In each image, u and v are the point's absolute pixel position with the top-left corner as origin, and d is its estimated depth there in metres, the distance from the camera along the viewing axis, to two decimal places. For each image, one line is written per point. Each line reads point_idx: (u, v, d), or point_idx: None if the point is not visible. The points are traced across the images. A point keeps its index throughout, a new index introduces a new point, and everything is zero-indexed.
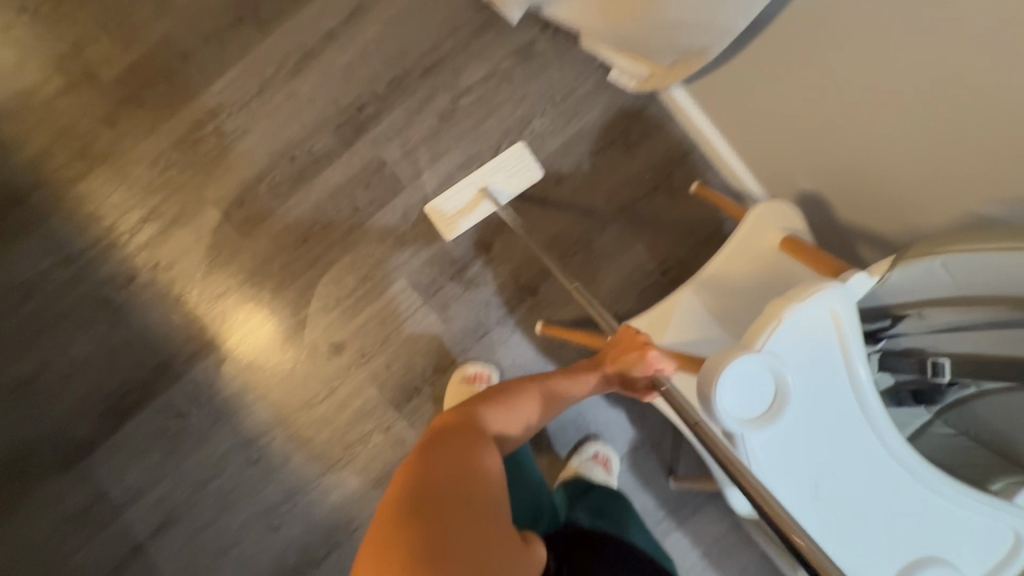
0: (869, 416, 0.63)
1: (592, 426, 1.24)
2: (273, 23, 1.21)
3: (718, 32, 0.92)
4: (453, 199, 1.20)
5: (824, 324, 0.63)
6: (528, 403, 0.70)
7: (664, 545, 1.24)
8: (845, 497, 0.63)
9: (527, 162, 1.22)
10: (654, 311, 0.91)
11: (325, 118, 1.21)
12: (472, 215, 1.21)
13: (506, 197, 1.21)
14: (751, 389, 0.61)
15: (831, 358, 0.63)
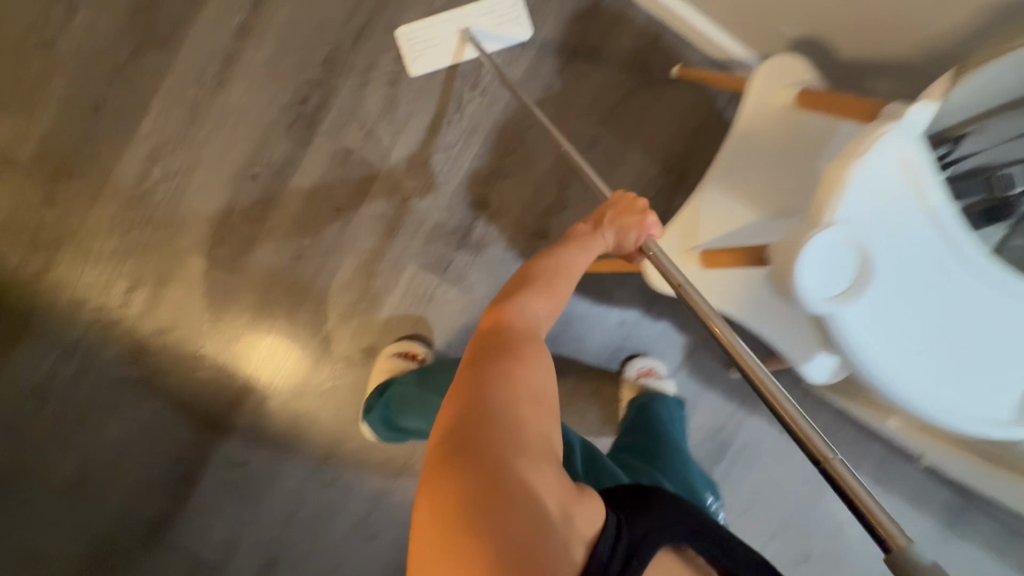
0: (956, 249, 0.63)
1: (641, 344, 1.26)
2: (175, 37, 1.07)
3: None
4: (429, 43, 1.11)
5: (895, 171, 0.61)
6: (557, 279, 0.70)
7: (742, 431, 1.30)
8: (949, 338, 0.64)
9: (513, 11, 1.11)
10: (681, 215, 0.85)
11: (273, 123, 1.11)
12: (448, 56, 1.12)
13: (489, 47, 1.12)
14: (834, 260, 0.60)
15: (907, 202, 0.62)
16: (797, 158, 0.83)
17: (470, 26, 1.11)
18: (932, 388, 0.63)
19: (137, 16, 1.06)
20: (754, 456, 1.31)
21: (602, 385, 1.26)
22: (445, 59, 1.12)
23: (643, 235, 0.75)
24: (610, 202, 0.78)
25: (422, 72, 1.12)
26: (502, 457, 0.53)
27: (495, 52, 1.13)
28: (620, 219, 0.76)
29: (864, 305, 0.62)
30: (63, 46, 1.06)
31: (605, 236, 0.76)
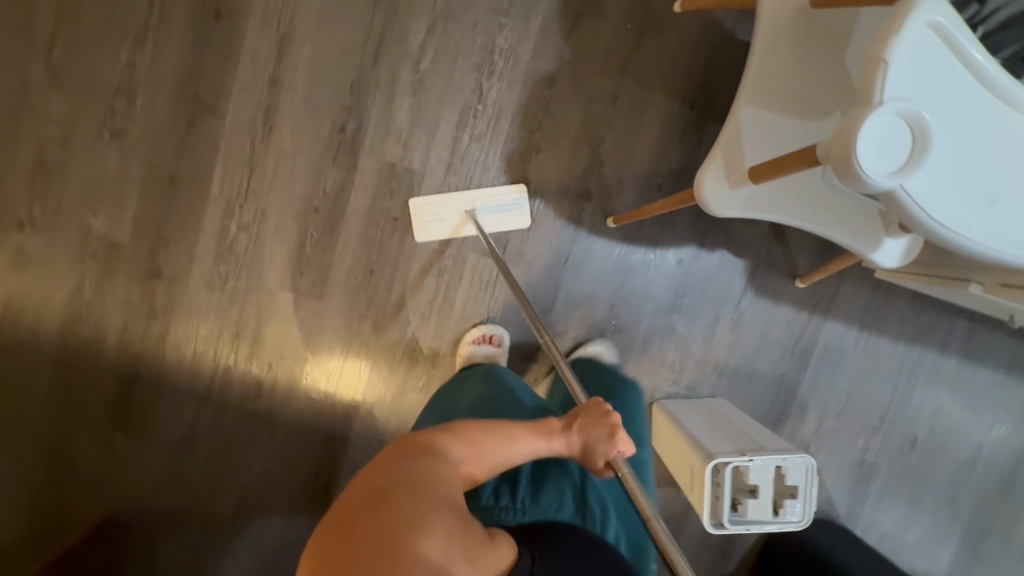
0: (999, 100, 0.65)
1: (704, 277, 1.30)
2: (220, 102, 1.18)
3: None
4: (435, 216, 1.22)
5: (928, 40, 0.63)
6: (490, 437, 0.72)
7: (822, 337, 1.34)
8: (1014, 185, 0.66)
9: (522, 218, 1.23)
10: (724, 138, 0.87)
11: (321, 157, 1.21)
12: (448, 231, 1.23)
13: (489, 229, 1.22)
14: (896, 140, 0.59)
15: (945, 66, 0.64)
16: (824, 55, 0.86)
17: (472, 207, 1.22)
18: (995, 233, 0.65)
19: (184, 93, 1.18)
20: (839, 358, 1.35)
21: (673, 324, 1.32)
22: (447, 233, 1.22)
23: (614, 450, 0.74)
24: (576, 411, 0.79)
25: (426, 241, 1.24)
26: (401, 487, 0.56)
27: (496, 233, 1.23)
28: (587, 427, 0.76)
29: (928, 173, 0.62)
30: (130, 137, 1.19)
31: (569, 439, 0.76)
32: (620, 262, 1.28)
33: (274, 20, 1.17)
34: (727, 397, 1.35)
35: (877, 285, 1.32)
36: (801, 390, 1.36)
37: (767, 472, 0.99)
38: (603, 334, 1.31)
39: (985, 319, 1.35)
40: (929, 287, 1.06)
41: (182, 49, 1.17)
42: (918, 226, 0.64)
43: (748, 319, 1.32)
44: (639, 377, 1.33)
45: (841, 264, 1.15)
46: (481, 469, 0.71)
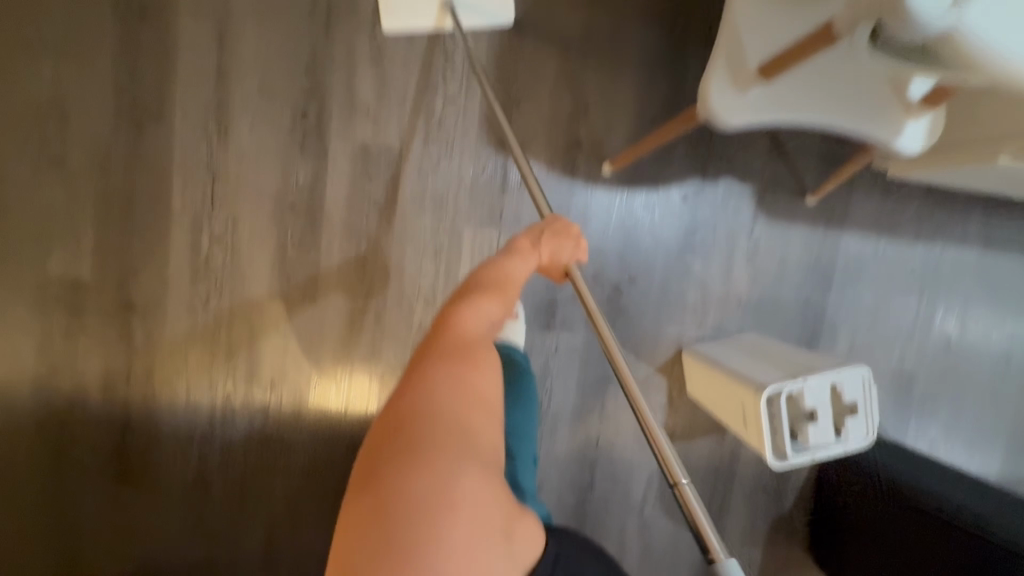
0: None
1: (711, 210, 1.24)
2: (166, 107, 1.08)
3: None
4: (408, 4, 1.05)
5: None
6: (495, 298, 0.68)
7: (840, 252, 1.29)
8: None
9: (503, 10, 1.08)
10: (722, 43, 0.80)
11: (289, 148, 1.11)
12: (426, 25, 1.08)
13: (465, 22, 1.08)
14: None
15: None
16: None
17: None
18: None
19: (124, 102, 1.07)
20: (860, 270, 1.31)
21: (689, 265, 1.25)
22: (426, 28, 1.08)
23: (570, 259, 0.79)
24: (542, 225, 0.81)
25: (395, 33, 1.09)
26: (432, 437, 0.52)
27: (472, 27, 1.10)
28: (554, 245, 0.78)
29: None
30: (72, 161, 1.07)
31: (540, 254, 0.77)
32: (622, 209, 1.21)
33: (209, 7, 1.06)
34: (756, 330, 1.29)
35: (885, 189, 1.28)
36: (828, 309, 1.31)
37: (823, 393, 0.94)
38: (619, 287, 1.24)
39: (996, 204, 1.32)
40: (953, 172, 1.01)
41: (113, 55, 1.05)
42: (978, 64, 0.57)
43: (763, 246, 1.27)
44: (663, 325, 1.27)
45: (853, 168, 1.10)
46: (494, 324, 0.68)
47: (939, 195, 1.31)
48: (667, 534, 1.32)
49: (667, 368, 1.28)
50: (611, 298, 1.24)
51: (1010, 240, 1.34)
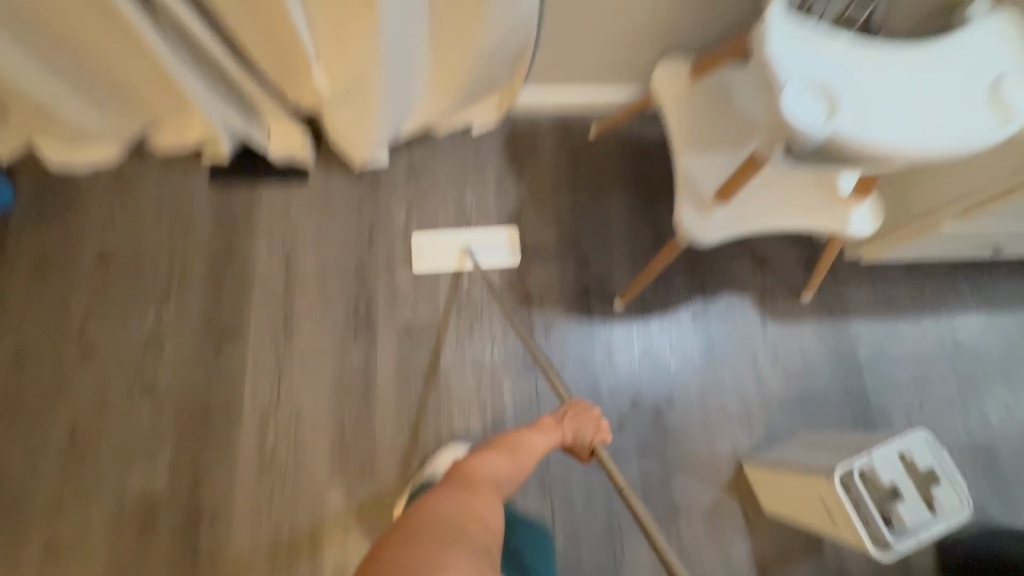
0: (880, 47, 0.76)
1: (721, 323, 1.36)
2: (242, 326, 1.28)
3: (518, 36, 1.12)
4: (436, 253, 1.35)
5: (798, 27, 0.75)
6: (513, 456, 0.76)
7: (854, 338, 1.37)
8: (930, 101, 0.74)
9: (513, 255, 1.36)
10: (679, 185, 1.04)
11: (344, 340, 1.29)
12: (449, 268, 1.35)
13: (483, 265, 1.35)
14: (807, 104, 0.70)
15: (826, 39, 0.75)
16: (721, 106, 1.09)
17: (468, 245, 1.36)
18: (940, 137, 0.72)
19: (209, 326, 1.28)
20: (882, 351, 1.36)
21: (719, 376, 1.32)
22: (448, 271, 1.34)
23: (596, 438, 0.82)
24: (569, 407, 0.86)
25: (425, 272, 1.35)
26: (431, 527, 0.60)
27: (491, 267, 1.36)
28: (577, 423, 0.84)
29: (854, 114, 0.71)
30: (161, 384, 1.24)
31: (563, 432, 0.83)
32: (640, 337, 1.33)
33: (279, 244, 1.34)
34: (805, 428, 1.30)
35: (870, 276, 1.42)
36: (868, 394, 1.33)
37: (895, 466, 0.93)
38: (660, 411, 1.28)
39: (977, 270, 1.44)
40: (915, 247, 1.16)
41: (203, 291, 1.30)
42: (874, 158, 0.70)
43: (781, 346, 1.35)
44: (714, 441, 1.27)
45: (827, 262, 1.26)
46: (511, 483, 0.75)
47: (925, 271, 1.44)
48: None
49: (732, 486, 1.24)
50: (655, 423, 1.28)
51: (1007, 299, 1.43)
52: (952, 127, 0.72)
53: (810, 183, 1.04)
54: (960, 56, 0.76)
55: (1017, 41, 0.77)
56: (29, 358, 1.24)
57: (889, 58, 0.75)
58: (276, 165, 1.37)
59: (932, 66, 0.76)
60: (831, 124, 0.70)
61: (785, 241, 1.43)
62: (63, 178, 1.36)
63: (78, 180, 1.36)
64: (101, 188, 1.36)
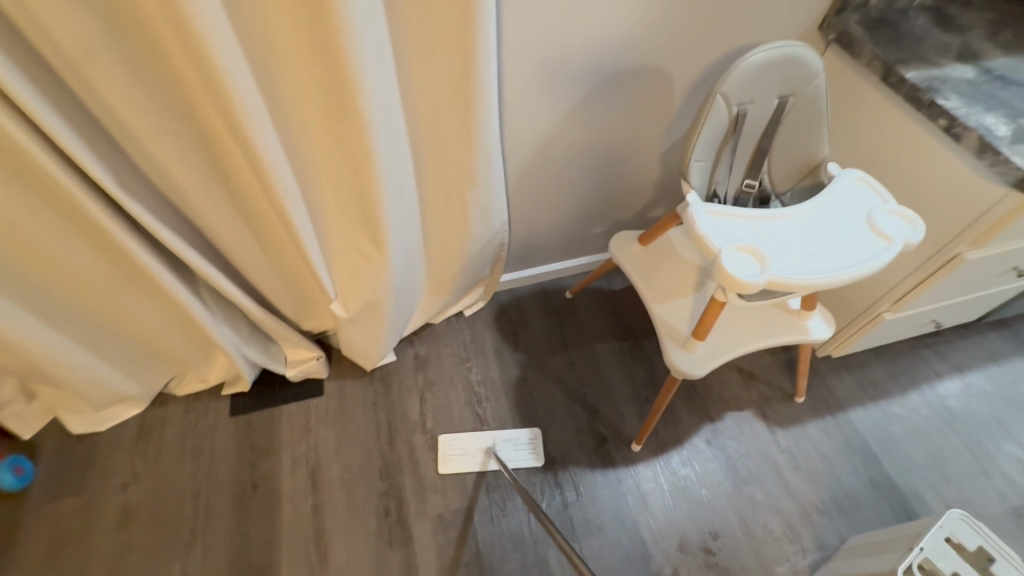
0: (779, 211, 0.99)
1: (735, 442, 1.42)
2: (274, 557, 1.25)
3: (496, 241, 1.36)
4: (462, 453, 1.38)
5: (715, 209, 0.99)
6: None
7: (858, 427, 1.45)
8: (832, 241, 0.95)
9: (535, 454, 1.39)
10: (661, 330, 1.20)
11: (381, 548, 1.26)
12: (474, 469, 1.36)
13: (508, 465, 1.37)
14: (743, 263, 0.90)
15: (738, 213, 0.99)
16: (672, 260, 1.33)
17: (492, 444, 1.40)
18: (851, 265, 0.91)
19: (240, 567, 1.24)
20: (887, 435, 1.44)
21: (751, 497, 1.34)
22: (472, 473, 1.36)
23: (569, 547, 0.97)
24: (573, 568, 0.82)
25: (450, 473, 1.36)
26: None
27: (515, 466, 1.37)
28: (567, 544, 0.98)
29: (780, 263, 0.91)
30: None
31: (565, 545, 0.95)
32: (666, 473, 1.37)
33: (302, 461, 1.37)
34: (851, 531, 1.30)
35: (846, 366, 1.56)
36: (896, 482, 1.37)
37: (950, 554, 0.95)
38: (708, 548, 1.27)
39: (932, 340, 1.62)
40: (871, 337, 1.33)
41: (230, 527, 1.29)
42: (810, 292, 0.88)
43: (796, 451, 1.41)
44: (770, 568, 1.25)
45: (806, 364, 1.40)
46: None
47: (891, 351, 1.59)
48: None
49: None
50: (708, 563, 1.25)
51: (968, 359, 1.59)
52: (857, 257, 0.92)
53: (766, 307, 1.23)
54: (840, 204, 1.00)
55: (874, 186, 1.02)
56: None
57: (789, 217, 0.98)
58: (294, 381, 1.48)
59: (821, 212, 0.99)
60: (766, 273, 0.89)
61: (762, 352, 1.58)
62: (83, 438, 1.40)
63: (98, 437, 1.40)
64: (124, 445, 1.39)
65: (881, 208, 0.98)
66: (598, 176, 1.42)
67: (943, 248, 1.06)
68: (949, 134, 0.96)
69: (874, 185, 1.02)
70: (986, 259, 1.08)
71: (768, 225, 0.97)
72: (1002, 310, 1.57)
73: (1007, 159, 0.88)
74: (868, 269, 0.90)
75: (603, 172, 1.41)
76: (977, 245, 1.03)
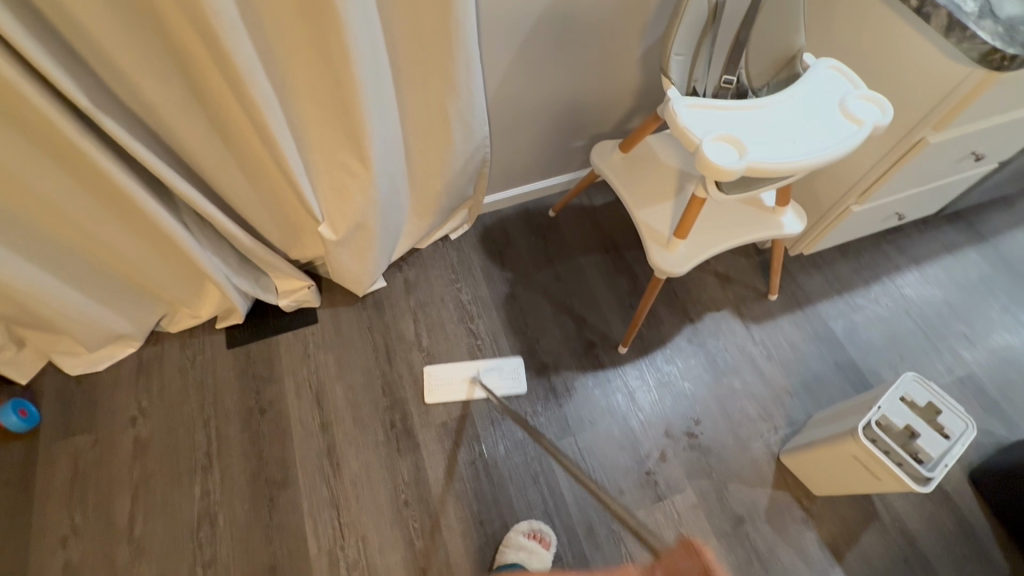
0: (757, 101, 1.01)
1: (713, 339, 1.52)
2: (289, 470, 1.32)
3: (478, 156, 1.36)
4: (446, 383, 1.43)
5: (695, 103, 1.00)
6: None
7: (825, 318, 1.57)
8: (806, 127, 0.98)
9: (521, 380, 1.44)
10: (644, 233, 1.25)
11: (391, 456, 1.34)
12: (459, 397, 1.42)
13: (494, 392, 1.42)
14: (723, 151, 0.93)
15: (718, 105, 1.01)
16: (652, 167, 1.35)
17: (477, 373, 1.44)
18: (824, 148, 0.95)
19: (258, 483, 1.30)
20: (852, 323, 1.56)
21: (729, 385, 1.46)
22: (459, 401, 1.41)
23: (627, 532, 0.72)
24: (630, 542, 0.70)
25: (436, 401, 1.41)
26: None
27: (501, 392, 1.42)
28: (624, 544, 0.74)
29: (758, 149, 0.95)
30: (221, 558, 1.22)
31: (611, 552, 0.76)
32: (651, 370, 1.47)
33: (305, 385, 1.42)
34: (818, 408, 1.44)
35: (816, 264, 1.65)
36: (858, 364, 1.50)
37: (903, 410, 1.07)
38: (691, 432, 1.39)
39: (894, 236, 1.72)
40: (839, 230, 1.41)
41: (242, 448, 1.34)
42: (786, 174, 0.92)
43: (769, 343, 1.52)
44: (747, 445, 1.38)
45: (779, 262, 1.48)
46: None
47: (856, 248, 1.69)
48: None
49: (781, 481, 1.34)
50: (692, 445, 1.38)
51: (926, 252, 1.70)
52: (829, 141, 0.96)
53: (742, 206, 1.28)
54: (814, 92, 1.02)
55: (846, 74, 1.05)
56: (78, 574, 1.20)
57: (767, 107, 1.01)
58: (287, 311, 1.50)
59: (797, 101, 1.01)
60: (745, 158, 0.92)
61: (737, 256, 1.66)
62: (82, 378, 1.41)
63: (97, 376, 1.42)
64: (124, 383, 1.41)
65: (852, 94, 1.01)
66: (577, 85, 1.40)
67: (909, 134, 1.11)
68: (919, 14, 0.98)
69: (846, 73, 1.05)
70: (947, 142, 1.13)
71: (747, 114, 1.00)
72: (959, 204, 1.67)
73: (973, 35, 0.91)
74: (839, 153, 0.95)
75: (581, 80, 1.39)
76: (941, 128, 1.09)
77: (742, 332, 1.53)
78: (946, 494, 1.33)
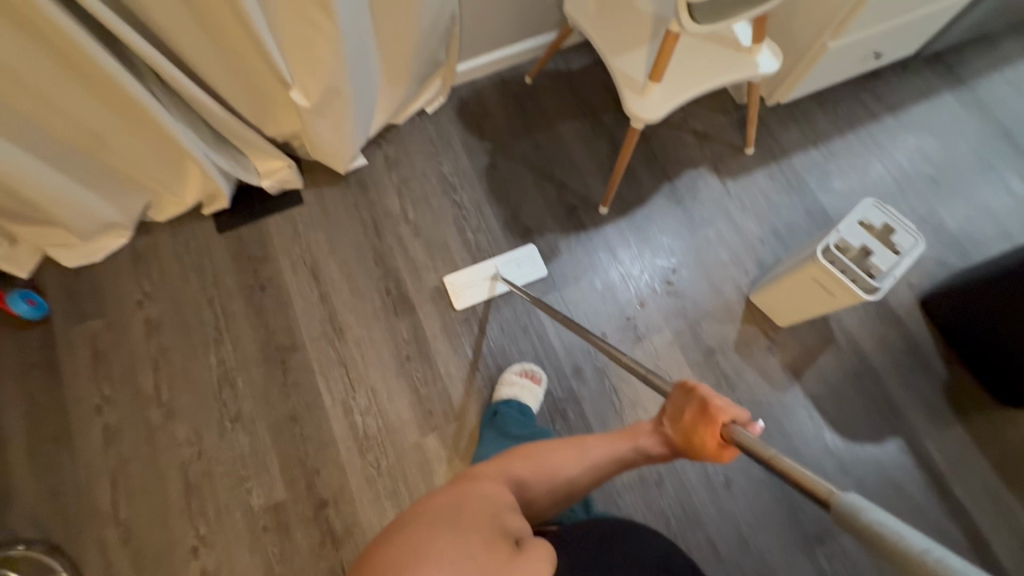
0: None
1: (690, 194, 1.57)
2: (296, 337, 1.41)
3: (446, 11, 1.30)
4: (468, 286, 1.46)
5: None
6: (566, 451, 0.88)
7: (799, 169, 1.61)
8: None
9: (539, 265, 1.49)
10: (620, 83, 1.24)
11: (389, 319, 1.44)
12: (483, 296, 1.46)
13: (516, 283, 1.47)
14: None
15: None
16: (627, 13, 1.31)
17: (496, 271, 1.48)
18: None
19: (269, 350, 1.40)
20: (824, 171, 1.61)
21: (705, 237, 1.53)
22: (482, 299, 1.46)
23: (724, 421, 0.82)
24: (694, 408, 0.86)
25: (463, 305, 1.46)
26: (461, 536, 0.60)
27: (523, 281, 1.48)
28: (683, 414, 0.87)
29: None
30: (246, 412, 1.35)
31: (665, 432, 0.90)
32: (630, 227, 1.54)
33: (300, 261, 1.48)
34: (787, 252, 1.53)
35: (794, 116, 1.66)
36: (828, 210, 1.57)
37: (860, 232, 1.15)
38: (668, 281, 1.49)
39: (874, 84, 1.71)
40: (814, 72, 1.41)
41: (249, 321, 1.42)
42: None
43: (744, 195, 1.58)
44: (720, 288, 1.49)
45: (755, 111, 1.49)
46: (571, 466, 0.87)
47: (835, 99, 1.69)
48: (858, 453, 1.35)
49: (749, 317, 1.46)
50: (669, 292, 1.48)
51: (904, 98, 1.70)
52: None
53: (717, 45, 1.27)
54: None
55: None
56: (120, 435, 1.33)
57: None
58: (272, 193, 1.52)
59: None
60: None
61: (716, 113, 1.66)
62: (81, 270, 1.46)
63: (95, 267, 1.46)
64: (123, 271, 1.46)
65: None
66: None
67: None
68: None
69: None
70: None
71: None
72: (939, 44, 1.64)
73: None
74: None
75: None
76: None
77: (717, 186, 1.58)
78: (897, 318, 1.47)
